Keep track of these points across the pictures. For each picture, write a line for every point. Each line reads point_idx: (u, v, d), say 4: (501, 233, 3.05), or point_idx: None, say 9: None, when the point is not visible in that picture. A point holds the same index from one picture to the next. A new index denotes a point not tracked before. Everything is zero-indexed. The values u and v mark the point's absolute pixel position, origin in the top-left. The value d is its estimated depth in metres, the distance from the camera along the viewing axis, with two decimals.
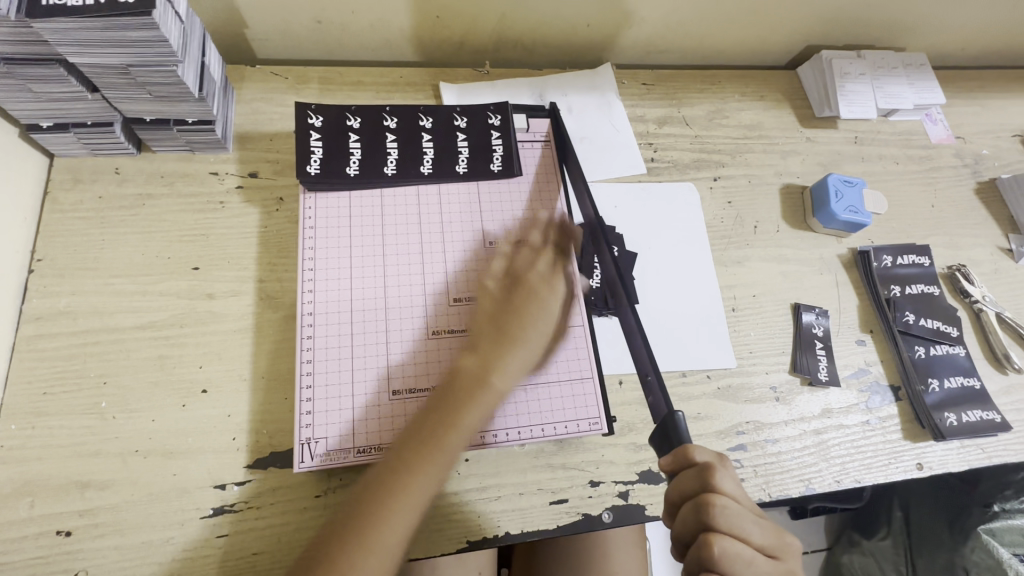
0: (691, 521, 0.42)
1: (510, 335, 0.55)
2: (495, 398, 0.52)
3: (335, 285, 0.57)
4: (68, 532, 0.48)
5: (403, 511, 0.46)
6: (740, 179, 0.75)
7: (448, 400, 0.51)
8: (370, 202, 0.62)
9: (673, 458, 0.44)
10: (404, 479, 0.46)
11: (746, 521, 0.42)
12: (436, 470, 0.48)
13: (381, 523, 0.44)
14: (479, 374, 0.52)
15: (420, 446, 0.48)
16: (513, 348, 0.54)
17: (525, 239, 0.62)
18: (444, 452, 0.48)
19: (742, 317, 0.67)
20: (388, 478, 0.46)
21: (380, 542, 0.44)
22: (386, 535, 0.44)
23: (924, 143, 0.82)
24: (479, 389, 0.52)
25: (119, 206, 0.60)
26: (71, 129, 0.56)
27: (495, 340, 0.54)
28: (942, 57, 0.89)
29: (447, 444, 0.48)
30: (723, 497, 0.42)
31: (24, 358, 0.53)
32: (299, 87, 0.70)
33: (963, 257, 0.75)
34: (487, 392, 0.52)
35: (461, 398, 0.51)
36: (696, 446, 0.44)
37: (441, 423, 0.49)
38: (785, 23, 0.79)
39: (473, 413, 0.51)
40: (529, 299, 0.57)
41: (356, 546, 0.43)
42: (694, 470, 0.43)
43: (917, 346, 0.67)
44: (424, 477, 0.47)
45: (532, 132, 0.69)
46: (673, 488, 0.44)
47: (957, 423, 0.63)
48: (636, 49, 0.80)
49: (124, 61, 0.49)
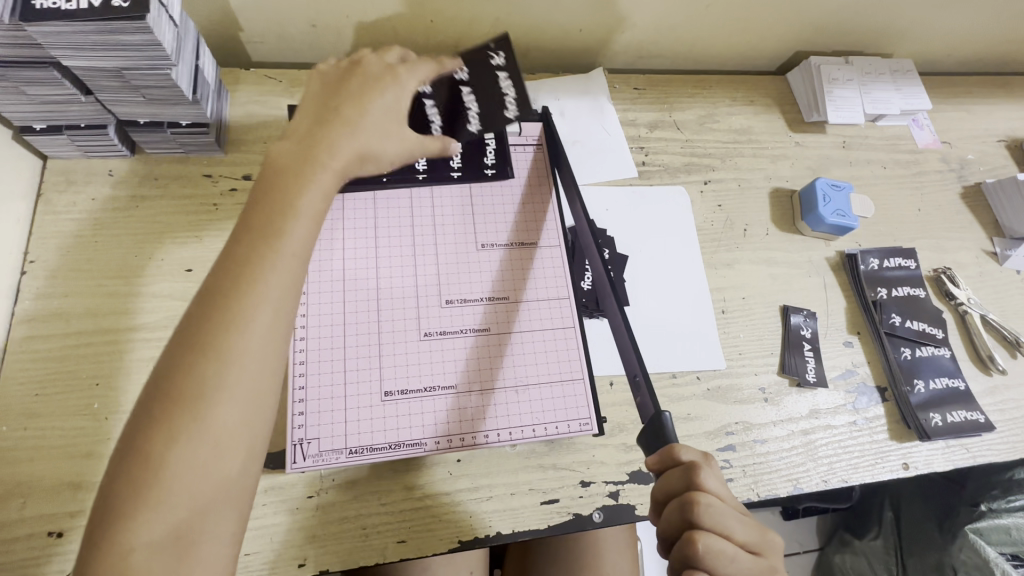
0: (676, 520, 0.43)
1: (322, 147, 0.45)
2: (297, 260, 0.41)
3: (328, 286, 0.58)
4: (60, 533, 0.48)
5: (212, 393, 0.36)
6: (730, 182, 0.76)
7: (228, 271, 0.39)
8: (363, 204, 0.62)
9: (660, 457, 0.45)
10: (185, 377, 0.36)
11: (731, 519, 0.42)
12: (237, 356, 0.37)
13: (177, 429, 0.35)
14: (286, 177, 0.43)
15: (202, 311, 0.38)
16: (332, 155, 0.45)
17: (348, 84, 0.50)
18: (235, 331, 0.38)
19: (731, 319, 0.68)
20: (179, 356, 0.37)
21: (195, 433, 0.35)
22: (195, 440, 0.35)
23: (911, 148, 0.84)
24: (263, 244, 0.40)
25: (113, 207, 0.61)
26: (65, 131, 0.57)
27: (294, 181, 0.44)
28: (928, 63, 0.91)
29: (262, 255, 0.40)
30: (707, 495, 0.42)
31: (17, 359, 0.53)
32: (294, 90, 0.71)
33: (949, 260, 0.77)
34: (281, 254, 0.40)
35: (247, 263, 0.40)
36: (682, 446, 0.45)
37: (218, 292, 0.38)
38: (774, 29, 0.80)
39: (272, 284, 0.40)
40: (365, 92, 0.50)
41: (150, 455, 0.35)
42: (680, 469, 0.44)
43: (904, 348, 0.68)
44: (215, 368, 0.36)
45: (525, 135, 0.70)
46: (660, 487, 0.45)
47: (942, 423, 0.64)
48: (628, 53, 0.81)
49: (117, 64, 0.49)
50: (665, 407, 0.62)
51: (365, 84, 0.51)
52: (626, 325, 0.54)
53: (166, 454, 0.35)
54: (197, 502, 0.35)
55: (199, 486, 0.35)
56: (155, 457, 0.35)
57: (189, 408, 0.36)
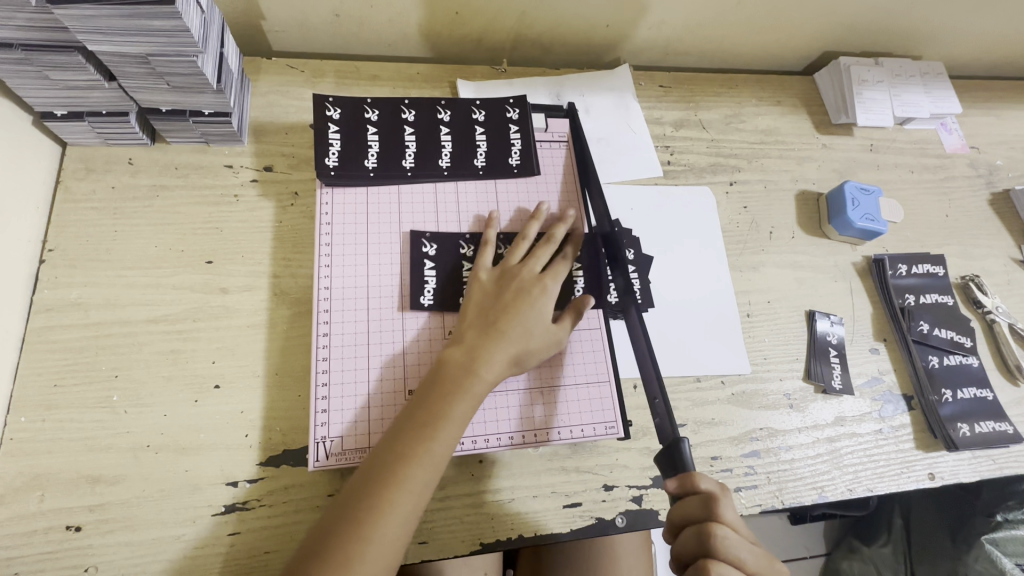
0: (691, 545, 0.44)
1: (502, 324, 0.52)
2: (484, 392, 0.50)
3: (352, 282, 0.57)
4: (78, 527, 0.47)
5: (421, 475, 0.45)
6: (756, 183, 0.75)
7: (439, 392, 0.48)
8: (387, 197, 0.61)
9: (679, 482, 0.47)
10: (403, 470, 0.45)
11: (744, 551, 0.44)
12: (438, 464, 0.46)
13: (389, 497, 0.44)
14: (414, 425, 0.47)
15: (420, 410, 0.48)
16: (503, 341, 0.51)
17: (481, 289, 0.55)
18: (438, 445, 0.46)
19: (756, 323, 0.67)
20: (401, 442, 0.46)
21: (364, 552, 0.42)
22: (400, 506, 0.44)
23: (939, 152, 0.82)
24: (467, 379, 0.49)
25: (133, 196, 0.60)
26: (86, 117, 0.56)
27: (485, 332, 0.52)
28: (957, 66, 0.89)
29: (407, 459, 0.45)
30: (723, 526, 0.44)
31: (35, 350, 0.52)
32: (315, 81, 0.69)
33: (977, 268, 0.75)
34: (478, 385, 0.49)
35: (451, 392, 0.48)
36: (702, 474, 0.47)
37: (431, 409, 0.48)
38: (804, 28, 0.78)
39: (465, 407, 0.48)
40: (518, 313, 0.53)
41: (369, 509, 0.43)
42: (698, 496, 0.45)
43: (931, 356, 0.67)
44: (425, 467, 0.45)
45: (550, 131, 0.69)
46: (676, 511, 0.47)
47: (970, 433, 0.63)
48: (654, 50, 0.79)
49: (144, 50, 0.48)
50: (689, 412, 0.61)
51: (501, 298, 0.54)
52: (646, 340, 0.55)
53: (381, 515, 0.43)
54: (390, 556, 0.43)
55: (395, 544, 0.43)
56: (372, 514, 0.43)
57: (402, 486, 0.44)
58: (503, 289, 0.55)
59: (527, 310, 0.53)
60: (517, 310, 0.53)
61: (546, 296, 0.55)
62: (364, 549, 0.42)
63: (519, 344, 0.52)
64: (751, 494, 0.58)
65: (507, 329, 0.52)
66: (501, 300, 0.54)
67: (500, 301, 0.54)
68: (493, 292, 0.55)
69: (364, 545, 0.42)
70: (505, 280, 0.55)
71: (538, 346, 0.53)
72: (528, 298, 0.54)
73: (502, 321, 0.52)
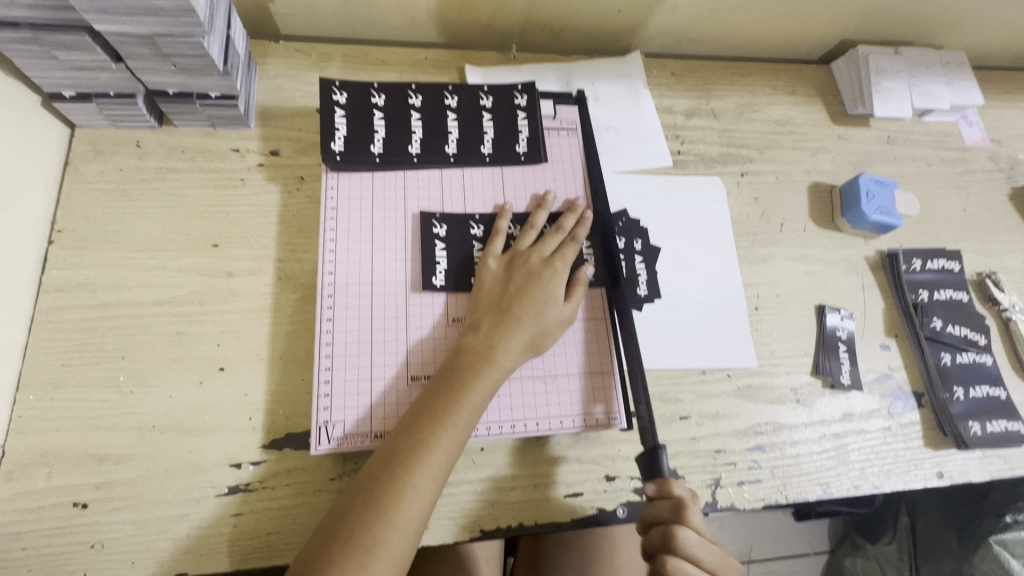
0: (655, 544, 0.49)
1: (515, 310, 0.52)
2: (500, 377, 0.50)
3: (355, 266, 0.57)
4: (85, 504, 0.48)
5: (439, 460, 0.45)
6: (768, 175, 0.74)
7: (453, 378, 0.49)
8: (393, 183, 0.61)
9: (656, 488, 0.50)
10: (422, 454, 0.45)
11: (703, 552, 0.48)
12: (455, 447, 0.47)
13: (409, 481, 0.44)
14: (432, 411, 0.47)
15: (435, 396, 0.48)
16: (517, 327, 0.52)
17: (496, 278, 0.55)
18: (455, 429, 0.47)
19: (764, 316, 0.66)
20: (417, 427, 0.46)
21: (385, 535, 0.42)
22: (420, 490, 0.44)
23: (958, 145, 0.80)
24: (481, 363, 0.50)
25: (140, 178, 0.60)
26: (94, 99, 0.56)
27: (498, 318, 0.52)
28: (981, 57, 0.86)
29: (425, 444, 0.45)
30: (687, 530, 0.48)
31: (43, 329, 0.53)
32: (323, 65, 0.69)
33: (994, 264, 0.73)
34: (493, 369, 0.50)
35: (466, 377, 0.49)
36: (676, 481, 0.50)
37: (446, 394, 0.48)
38: (822, 15, 0.76)
39: (480, 392, 0.49)
40: (531, 298, 0.53)
41: (390, 495, 0.43)
42: (670, 500, 0.49)
43: (944, 353, 0.66)
44: (444, 451, 0.46)
45: (559, 119, 0.68)
46: (648, 512, 0.50)
47: (981, 433, 0.62)
48: (667, 37, 0.78)
49: (150, 31, 0.48)
50: (694, 405, 0.60)
51: (518, 287, 0.54)
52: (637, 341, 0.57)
53: (402, 500, 0.43)
54: (412, 539, 0.43)
55: (417, 526, 0.44)
56: (393, 499, 0.43)
57: (422, 470, 0.45)
58: (515, 275, 0.55)
59: (539, 295, 0.54)
60: (530, 296, 0.53)
61: (558, 280, 0.55)
62: (387, 534, 0.42)
63: (533, 328, 0.52)
64: (755, 489, 0.58)
65: (522, 315, 0.52)
66: (514, 287, 0.54)
67: (513, 287, 0.54)
68: (507, 279, 0.55)
69: (387, 530, 0.42)
70: (518, 267, 0.56)
71: (552, 330, 0.54)
72: (539, 283, 0.54)
73: (516, 306, 0.53)
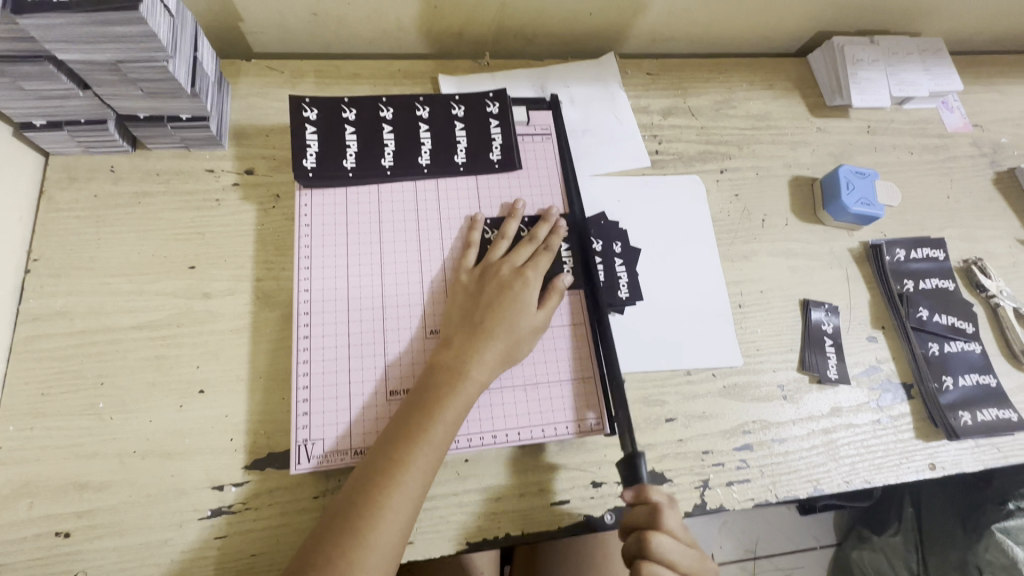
0: (632, 551, 0.46)
1: (488, 323, 0.52)
2: (474, 392, 0.50)
3: (331, 281, 0.57)
4: (67, 533, 0.48)
5: (414, 479, 0.45)
6: (748, 171, 0.73)
7: (427, 395, 0.49)
8: (367, 197, 0.61)
9: (633, 494, 0.49)
10: (398, 473, 0.45)
11: (680, 555, 0.46)
12: (431, 465, 0.46)
13: (385, 501, 0.44)
14: (408, 432, 0.47)
15: (410, 415, 0.48)
16: (490, 340, 0.51)
17: (470, 293, 0.55)
18: (431, 446, 0.46)
19: (748, 313, 0.65)
20: (392, 448, 0.46)
21: (361, 560, 0.42)
22: (396, 510, 0.44)
23: (940, 132, 0.79)
24: (455, 379, 0.49)
25: (115, 204, 0.60)
26: (65, 127, 0.56)
27: (470, 333, 0.52)
28: (959, 42, 0.86)
29: (400, 464, 0.45)
30: (662, 534, 0.45)
31: (22, 359, 0.53)
32: (296, 81, 0.69)
33: (980, 251, 0.73)
34: (467, 385, 0.49)
35: (440, 393, 0.48)
36: (653, 487, 0.48)
37: (420, 412, 0.48)
38: (795, 9, 0.76)
39: (454, 408, 0.48)
40: (502, 310, 0.53)
41: (366, 518, 0.43)
42: (646, 507, 0.47)
43: (931, 343, 0.65)
44: (420, 470, 0.45)
45: (533, 125, 0.68)
46: (626, 520, 0.48)
47: (972, 422, 0.62)
48: (641, 37, 0.78)
49: (113, 57, 0.48)
50: (679, 406, 0.60)
51: (494, 300, 0.53)
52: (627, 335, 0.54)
53: (378, 524, 0.43)
54: (391, 559, 0.43)
55: (395, 547, 0.43)
56: (368, 521, 0.43)
57: (398, 491, 0.44)
58: (486, 287, 0.55)
59: (511, 306, 0.53)
60: (501, 308, 0.53)
61: (530, 290, 0.54)
62: (364, 557, 0.42)
63: (506, 340, 0.52)
64: (744, 489, 0.57)
65: (495, 327, 0.52)
66: (485, 299, 0.54)
67: (485, 299, 0.54)
68: (478, 292, 0.55)
69: (363, 553, 0.42)
70: (489, 278, 0.55)
71: (526, 339, 0.53)
72: (511, 294, 0.54)
73: (488, 320, 0.52)
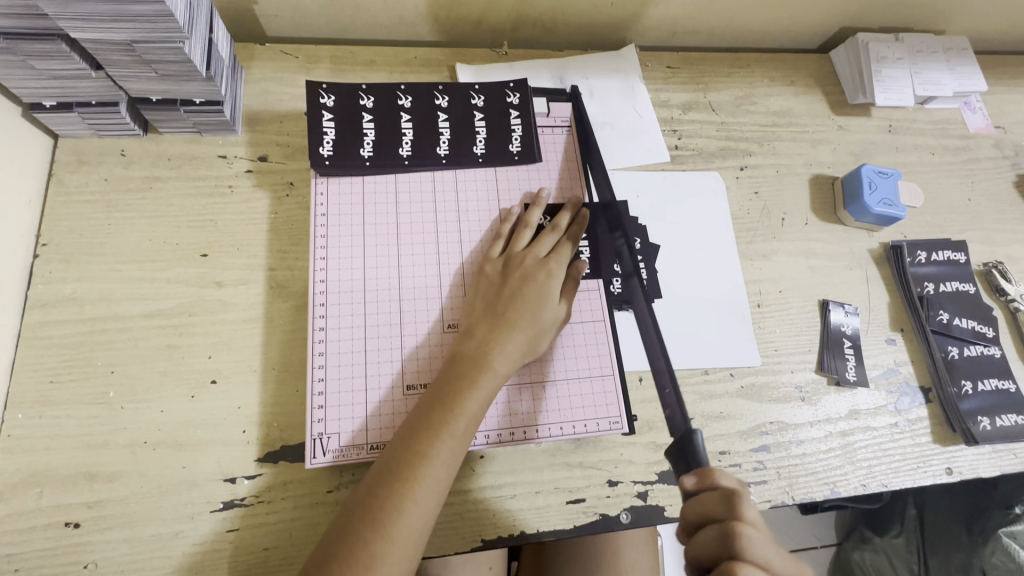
0: (712, 544, 0.43)
1: (511, 313, 0.51)
2: (497, 384, 0.49)
3: (347, 272, 0.56)
4: (76, 524, 0.47)
5: (436, 471, 0.44)
6: (769, 168, 0.72)
7: (450, 385, 0.48)
8: (384, 187, 0.59)
9: (698, 478, 0.46)
10: (421, 466, 0.44)
11: (767, 550, 0.42)
12: (453, 457, 0.45)
13: (408, 493, 0.43)
14: (431, 422, 0.46)
15: (432, 407, 0.47)
16: (514, 330, 0.51)
17: (494, 283, 0.54)
18: (453, 438, 0.46)
19: (767, 313, 0.65)
20: (414, 440, 0.45)
21: (383, 552, 0.41)
22: (420, 502, 0.43)
23: (962, 132, 0.78)
24: (478, 370, 0.48)
25: (125, 189, 0.58)
26: (75, 108, 0.54)
27: (493, 323, 0.51)
28: (983, 42, 0.85)
29: (423, 455, 0.44)
30: (746, 524, 0.43)
31: (30, 345, 0.52)
32: (311, 67, 0.67)
33: (1001, 254, 0.72)
34: (490, 376, 0.48)
35: (462, 384, 0.48)
36: (719, 471, 0.46)
37: (443, 403, 0.47)
38: (820, 3, 0.74)
39: (477, 399, 0.47)
40: (526, 301, 0.52)
41: (387, 511, 0.42)
42: (718, 494, 0.45)
43: (951, 347, 0.65)
44: (442, 462, 0.45)
45: (552, 116, 0.67)
46: (695, 511, 0.45)
47: (991, 427, 0.61)
48: (662, 29, 0.76)
49: (128, 37, 0.46)
50: (697, 405, 0.59)
51: (518, 291, 0.53)
52: (656, 329, 0.55)
53: (400, 516, 0.42)
54: (412, 553, 0.42)
55: (416, 540, 0.42)
56: (390, 513, 0.42)
57: (420, 483, 0.43)
58: (510, 278, 0.54)
59: (535, 297, 0.52)
60: (525, 298, 0.52)
61: (554, 281, 0.54)
62: (387, 550, 0.41)
63: (530, 331, 0.51)
64: (761, 490, 0.57)
65: (519, 317, 0.51)
66: (508, 289, 0.53)
67: (508, 289, 0.53)
68: (501, 282, 0.54)
69: (385, 545, 0.41)
70: (512, 268, 0.55)
71: (549, 331, 0.52)
72: (535, 285, 0.53)
73: (511, 310, 0.51)
